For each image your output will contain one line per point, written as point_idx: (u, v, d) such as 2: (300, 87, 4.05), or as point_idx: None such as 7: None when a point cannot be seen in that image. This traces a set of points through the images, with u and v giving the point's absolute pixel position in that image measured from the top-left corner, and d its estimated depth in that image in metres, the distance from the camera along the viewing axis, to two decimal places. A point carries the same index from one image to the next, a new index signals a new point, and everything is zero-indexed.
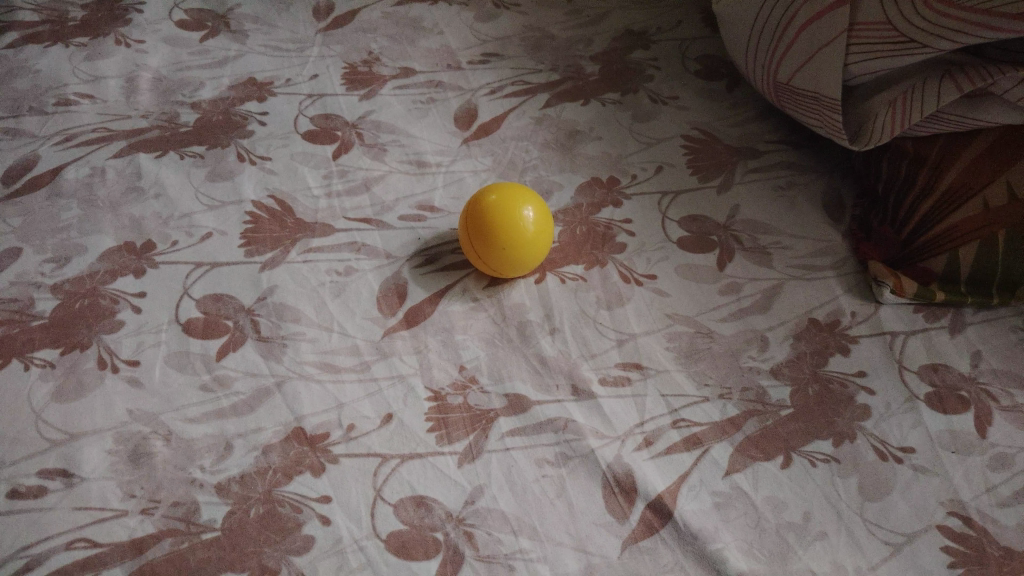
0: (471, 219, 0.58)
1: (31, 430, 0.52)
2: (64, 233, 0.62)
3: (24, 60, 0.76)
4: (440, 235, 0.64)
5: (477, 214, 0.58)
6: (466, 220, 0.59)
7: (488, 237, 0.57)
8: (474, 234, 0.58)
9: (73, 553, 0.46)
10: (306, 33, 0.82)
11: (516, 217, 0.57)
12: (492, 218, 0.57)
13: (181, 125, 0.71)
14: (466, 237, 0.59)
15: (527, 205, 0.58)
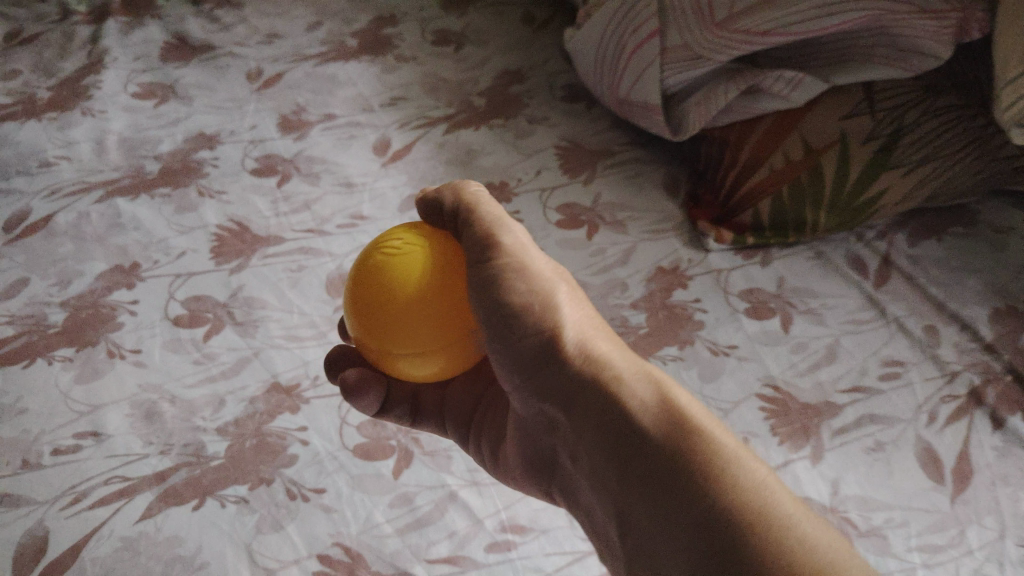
0: (400, 249, 0.49)
1: (62, 405, 0.65)
2: (64, 263, 0.77)
3: (5, 134, 0.90)
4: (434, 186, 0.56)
5: (424, 248, 0.50)
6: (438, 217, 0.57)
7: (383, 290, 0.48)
8: (397, 289, 0.47)
9: (110, 486, 0.60)
10: (242, 93, 0.98)
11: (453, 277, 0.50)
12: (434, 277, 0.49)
13: (148, 174, 0.86)
14: (376, 265, 0.49)
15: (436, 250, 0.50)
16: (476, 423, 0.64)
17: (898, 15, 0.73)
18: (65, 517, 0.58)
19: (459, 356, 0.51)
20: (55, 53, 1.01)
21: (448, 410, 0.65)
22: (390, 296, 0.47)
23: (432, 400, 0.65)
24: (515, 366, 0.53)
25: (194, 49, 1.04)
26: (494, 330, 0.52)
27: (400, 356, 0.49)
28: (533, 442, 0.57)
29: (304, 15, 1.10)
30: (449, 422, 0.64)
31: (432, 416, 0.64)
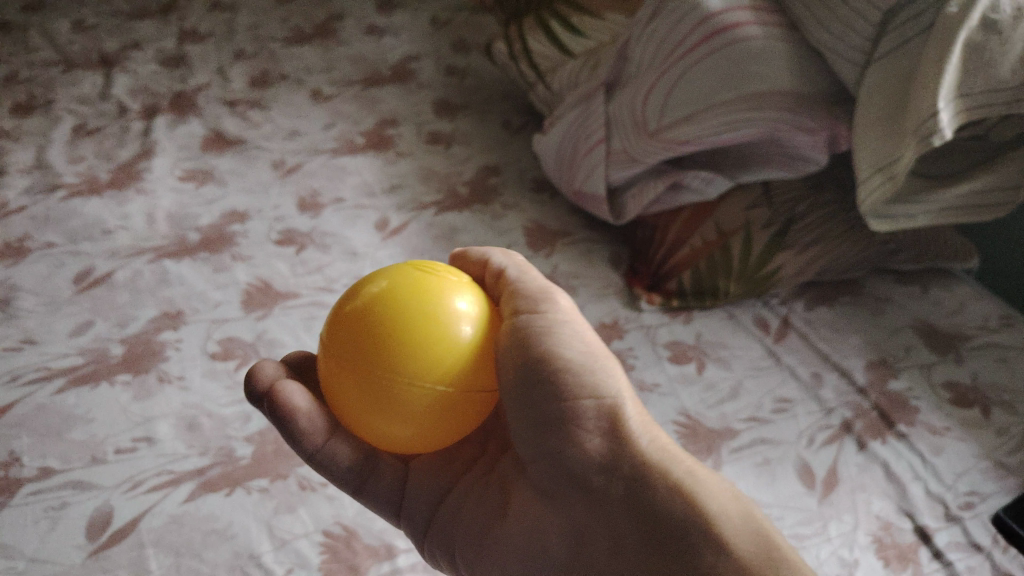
0: (418, 283, 0.57)
1: (122, 416, 0.82)
2: (122, 309, 0.95)
3: (73, 207, 1.10)
4: (481, 251, 0.70)
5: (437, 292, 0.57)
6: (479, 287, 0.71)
7: (373, 309, 0.55)
8: (387, 297, 0.55)
9: (161, 477, 0.77)
10: (268, 178, 1.19)
11: (449, 304, 0.56)
12: (427, 295, 0.56)
13: (190, 241, 1.06)
14: (374, 282, 0.57)
15: (448, 303, 0.57)
16: (440, 514, 0.68)
17: (784, 133, 0.93)
18: (126, 498, 0.75)
19: (426, 411, 0.55)
20: (114, 143, 1.23)
21: (405, 489, 0.69)
22: (379, 300, 0.55)
23: (386, 472, 0.69)
24: (556, 421, 0.61)
25: (228, 141, 1.26)
26: (532, 378, 0.60)
27: (373, 364, 0.54)
28: (546, 519, 0.62)
29: (320, 116, 1.32)
30: (405, 504, 0.69)
31: (388, 491, 0.69)
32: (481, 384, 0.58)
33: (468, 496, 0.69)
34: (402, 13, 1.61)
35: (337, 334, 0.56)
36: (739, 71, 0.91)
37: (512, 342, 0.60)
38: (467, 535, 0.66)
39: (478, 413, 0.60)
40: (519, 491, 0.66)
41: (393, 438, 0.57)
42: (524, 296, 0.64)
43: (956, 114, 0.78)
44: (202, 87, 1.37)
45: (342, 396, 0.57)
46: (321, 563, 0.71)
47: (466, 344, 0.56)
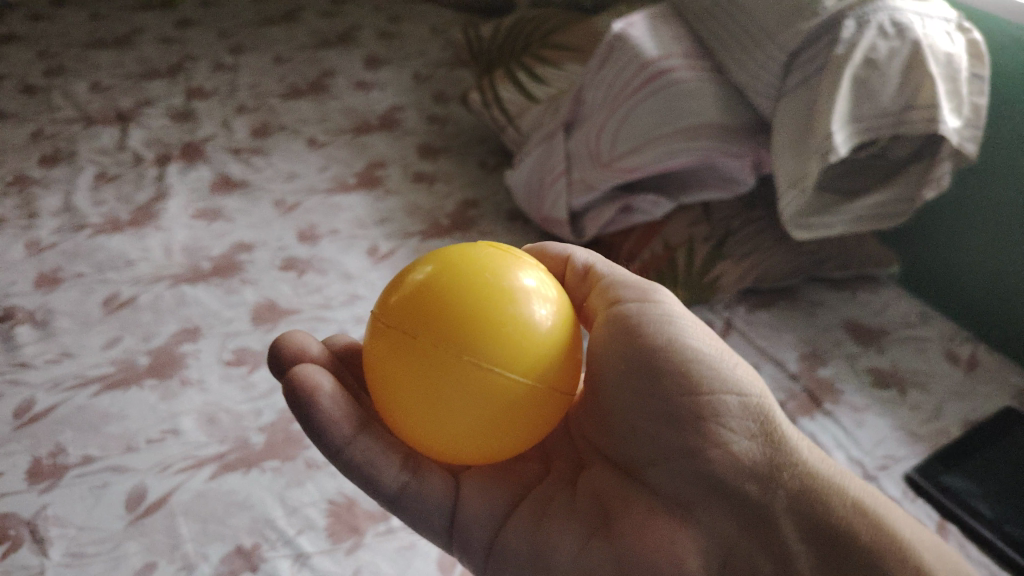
0: (489, 265, 0.60)
1: (152, 414, 0.95)
2: (147, 327, 1.09)
3: (99, 243, 1.24)
4: (560, 246, 0.77)
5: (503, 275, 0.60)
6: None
7: (438, 288, 0.58)
8: (454, 270, 0.59)
9: (187, 461, 0.90)
10: (271, 214, 1.34)
11: (516, 282, 0.60)
12: (489, 276, 0.59)
13: (204, 269, 1.20)
14: (437, 261, 0.61)
15: (516, 279, 0.60)
16: (524, 527, 0.68)
17: (716, 158, 1.08)
18: (159, 479, 0.87)
19: (485, 391, 0.56)
20: (132, 188, 1.38)
21: (456, 505, 0.68)
22: (449, 273, 0.59)
23: (434, 487, 0.67)
24: (694, 423, 0.64)
25: (234, 183, 1.41)
26: (640, 369, 0.65)
27: (442, 339, 0.56)
28: (681, 529, 0.65)
29: (316, 160, 1.48)
30: (458, 522, 0.68)
31: (430, 507, 0.67)
32: (552, 372, 0.60)
33: (560, 509, 0.69)
34: (388, 70, 1.78)
35: (400, 311, 0.58)
36: (675, 108, 1.07)
37: (611, 335, 0.67)
38: (565, 549, 0.65)
39: (546, 414, 0.61)
40: (634, 501, 0.67)
41: (456, 434, 0.58)
42: (632, 287, 0.70)
43: (850, 138, 0.95)
44: (209, 137, 1.53)
45: (403, 383, 0.58)
46: (326, 525, 0.83)
47: (535, 321, 0.58)
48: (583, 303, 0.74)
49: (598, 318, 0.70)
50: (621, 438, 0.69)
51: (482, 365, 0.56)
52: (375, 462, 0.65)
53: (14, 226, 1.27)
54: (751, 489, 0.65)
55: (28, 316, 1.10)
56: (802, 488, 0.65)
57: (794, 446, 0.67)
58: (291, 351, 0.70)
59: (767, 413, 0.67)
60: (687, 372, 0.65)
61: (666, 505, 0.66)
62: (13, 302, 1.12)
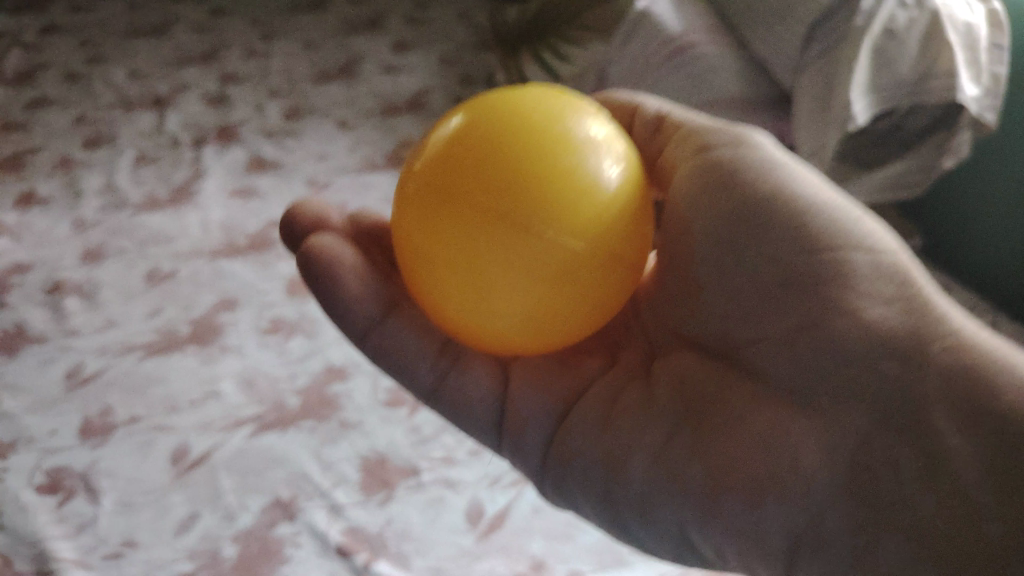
0: (535, 112, 0.54)
1: (194, 377, 1.00)
2: (187, 297, 1.14)
3: (141, 220, 1.29)
4: (626, 96, 0.71)
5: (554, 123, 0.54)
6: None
7: (481, 136, 0.53)
8: (493, 116, 0.54)
9: (228, 420, 0.94)
10: (303, 192, 1.38)
11: (569, 129, 0.54)
12: (535, 119, 0.54)
13: (240, 244, 1.25)
14: (471, 108, 0.56)
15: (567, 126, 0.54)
16: (589, 431, 0.62)
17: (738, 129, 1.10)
18: (202, 437, 0.92)
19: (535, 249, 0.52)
20: (171, 169, 1.43)
21: (505, 394, 0.66)
22: (489, 121, 0.54)
23: (478, 374, 0.66)
24: (810, 288, 0.54)
25: (268, 164, 1.45)
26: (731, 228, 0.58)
27: (482, 186, 0.51)
28: (789, 420, 0.54)
29: (346, 142, 1.52)
30: (508, 414, 0.65)
31: (475, 391, 0.66)
32: (619, 223, 0.54)
33: (633, 403, 0.62)
34: (416, 54, 1.82)
35: (433, 172, 0.53)
36: (699, 82, 1.10)
37: (694, 192, 0.61)
38: (645, 447, 0.59)
39: (612, 282, 0.55)
40: (729, 388, 0.58)
41: (510, 305, 0.53)
42: (723, 134, 0.62)
43: (868, 108, 0.96)
44: (243, 121, 1.58)
45: (441, 257, 0.53)
46: (359, 479, 0.88)
47: (597, 177, 0.53)
48: (659, 161, 0.66)
49: (680, 174, 0.63)
50: (709, 317, 0.61)
51: (537, 232, 0.51)
52: (406, 349, 0.64)
53: (61, 205, 1.33)
54: (891, 368, 0.50)
55: (76, 288, 1.16)
56: (964, 356, 0.48)
57: (954, 313, 0.51)
58: (304, 221, 0.66)
59: (906, 272, 0.53)
60: (789, 231, 0.55)
61: (769, 395, 0.56)
62: (61, 275, 1.18)
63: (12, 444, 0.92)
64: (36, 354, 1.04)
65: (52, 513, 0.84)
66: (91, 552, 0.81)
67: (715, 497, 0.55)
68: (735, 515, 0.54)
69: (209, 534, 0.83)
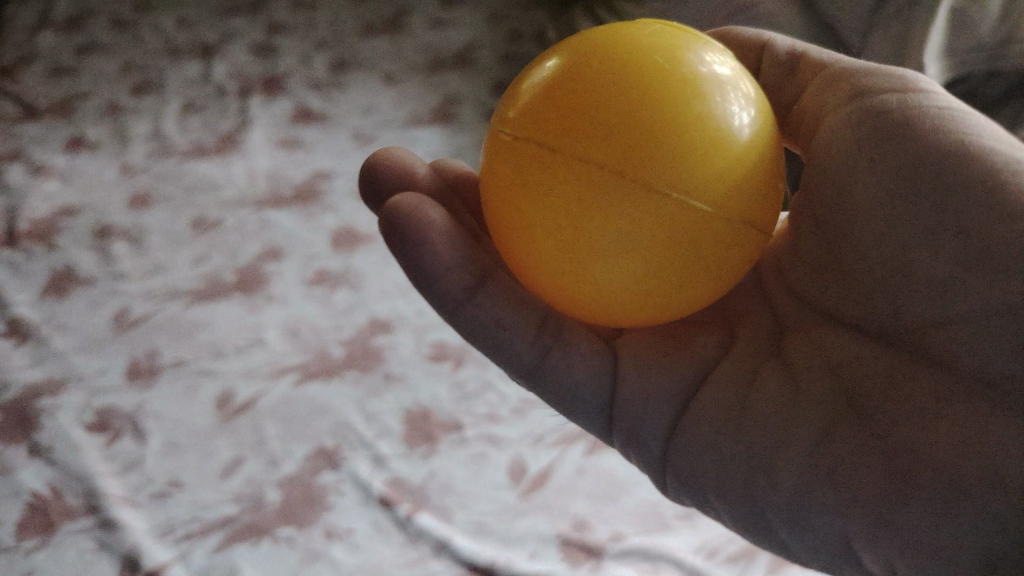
0: (658, 47, 0.49)
1: (239, 325, 1.00)
2: (233, 245, 1.13)
3: (188, 167, 1.29)
4: (753, 32, 0.67)
5: (677, 58, 0.49)
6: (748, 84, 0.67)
7: (591, 70, 0.48)
8: (607, 54, 0.49)
9: (272, 368, 0.94)
10: (348, 145, 1.37)
11: (697, 69, 0.49)
12: (666, 57, 0.49)
13: (285, 195, 1.24)
14: (564, 53, 0.51)
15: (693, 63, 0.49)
16: (723, 422, 0.56)
17: None
18: (247, 383, 0.93)
19: (661, 204, 0.47)
20: (217, 118, 1.42)
21: (615, 372, 0.61)
22: (610, 58, 0.49)
23: (586, 350, 0.60)
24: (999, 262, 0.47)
25: (313, 116, 1.44)
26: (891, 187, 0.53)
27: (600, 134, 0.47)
28: (986, 419, 0.47)
29: (392, 96, 1.50)
30: (620, 396, 0.60)
31: (579, 370, 0.60)
32: (755, 173, 0.51)
33: (766, 380, 0.57)
34: (463, 8, 1.78)
35: (545, 118, 0.48)
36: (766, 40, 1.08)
37: (841, 143, 0.56)
38: (795, 442, 0.53)
39: (736, 244, 0.51)
40: (899, 376, 0.51)
41: (636, 269, 0.49)
42: (878, 77, 0.57)
43: (941, 73, 0.92)
44: (289, 72, 1.56)
45: (555, 217, 0.48)
46: (402, 432, 0.87)
47: (734, 127, 0.49)
48: (795, 105, 0.63)
49: (829, 124, 0.58)
50: (870, 290, 0.54)
51: (666, 188, 0.47)
52: (503, 327, 0.57)
53: (109, 151, 1.33)
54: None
55: (124, 233, 1.16)
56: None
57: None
58: (388, 175, 0.62)
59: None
60: (975, 193, 0.49)
61: (955, 390, 0.49)
62: (109, 219, 1.18)
63: (62, 382, 0.93)
64: (86, 296, 1.05)
65: (101, 451, 0.85)
66: (138, 491, 0.82)
67: (879, 503, 0.49)
68: (914, 527, 0.48)
69: (254, 479, 0.83)
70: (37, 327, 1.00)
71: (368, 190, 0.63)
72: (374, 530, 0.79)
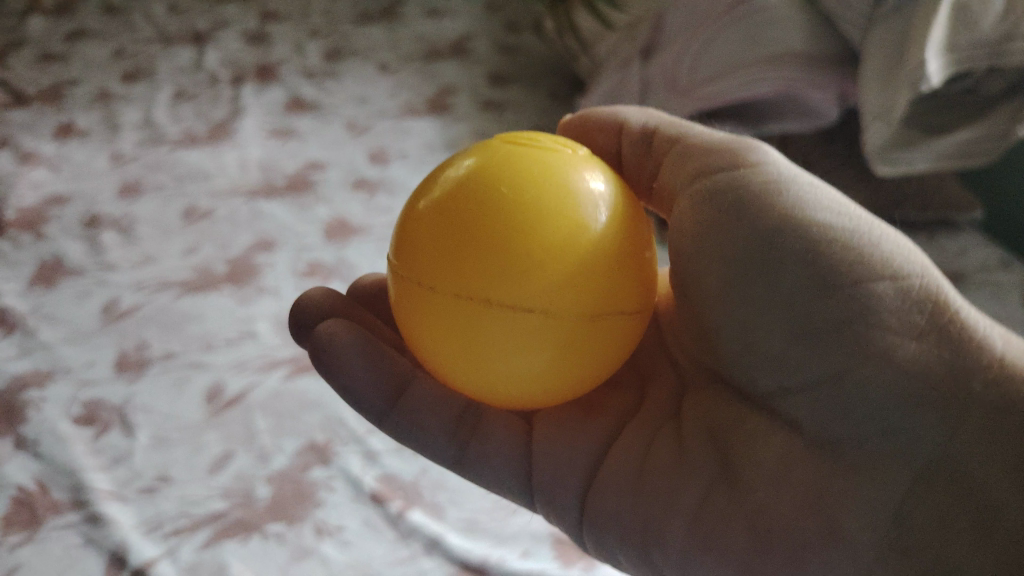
0: (507, 162, 0.55)
1: (229, 317, 0.99)
2: (224, 236, 1.12)
3: (179, 157, 1.27)
4: (610, 112, 0.70)
5: (527, 170, 0.54)
6: (612, 160, 0.70)
7: (461, 196, 0.54)
8: (472, 179, 0.55)
9: (263, 361, 0.93)
10: (341, 136, 1.35)
11: (550, 178, 0.54)
12: (519, 171, 0.54)
13: (278, 185, 1.23)
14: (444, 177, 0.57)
15: (545, 173, 0.55)
16: (622, 496, 0.63)
17: (801, 88, 1.03)
18: (237, 376, 0.91)
19: (536, 294, 0.52)
20: (209, 107, 1.40)
21: (528, 450, 0.66)
22: (463, 193, 0.54)
23: (501, 432, 0.67)
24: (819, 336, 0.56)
25: (307, 106, 1.42)
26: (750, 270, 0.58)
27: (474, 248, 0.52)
28: (830, 480, 0.56)
29: (387, 86, 1.48)
30: (534, 475, 0.66)
31: (499, 453, 0.66)
32: (623, 256, 0.56)
33: (663, 453, 0.64)
34: None
35: (421, 262, 0.54)
36: (761, 34, 1.05)
37: (697, 220, 0.60)
38: (684, 510, 0.60)
39: (621, 325, 0.57)
40: (764, 439, 0.59)
41: (534, 366, 0.54)
42: (716, 152, 0.60)
43: (947, 66, 0.90)
44: (283, 60, 1.54)
45: (454, 343, 0.54)
46: None
47: (597, 225, 0.54)
48: (654, 180, 0.67)
49: (682, 204, 0.62)
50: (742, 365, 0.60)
51: (539, 283, 0.52)
52: (428, 421, 0.65)
53: (98, 139, 1.31)
54: (910, 417, 0.54)
55: (113, 222, 1.14)
56: (992, 382, 0.53)
57: (977, 323, 0.55)
58: (309, 310, 0.67)
59: (936, 296, 0.55)
60: (814, 275, 0.55)
61: (804, 453, 0.57)
62: (98, 208, 1.17)
63: (49, 374, 0.92)
64: (74, 287, 1.03)
65: (88, 445, 0.84)
66: (126, 485, 0.81)
67: (751, 559, 0.56)
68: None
69: (243, 474, 0.82)
70: (24, 317, 0.99)
71: (296, 329, 0.68)
72: (366, 527, 0.78)
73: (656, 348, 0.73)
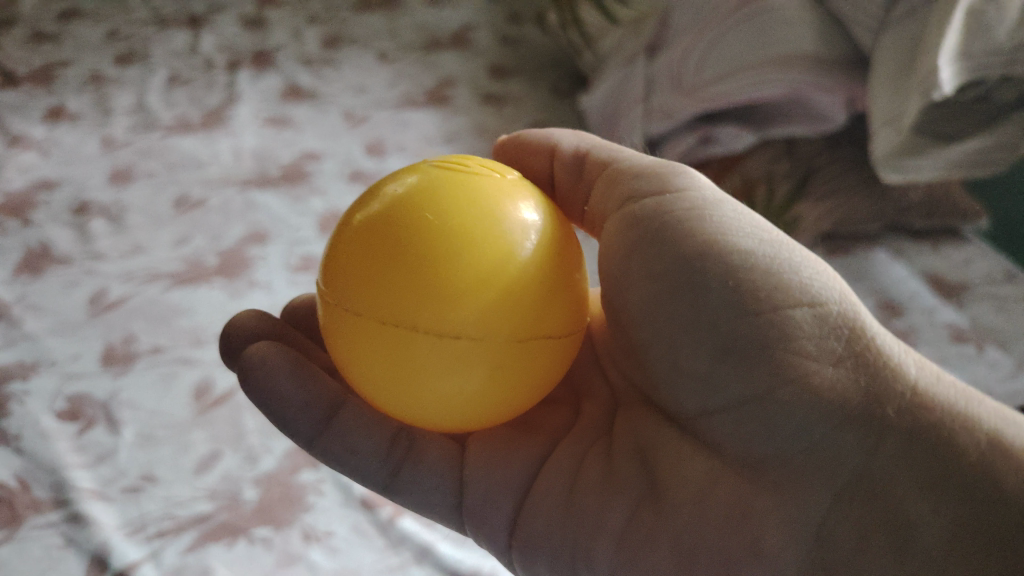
0: (430, 183, 0.53)
1: (219, 311, 0.97)
2: (216, 227, 1.09)
3: (171, 144, 1.25)
4: (542, 134, 0.69)
5: (447, 192, 0.52)
6: (546, 184, 0.69)
7: (384, 221, 0.52)
8: (395, 203, 0.52)
9: None
10: (338, 126, 1.32)
11: (472, 197, 0.53)
12: (442, 193, 0.52)
13: (272, 175, 1.20)
14: (367, 201, 0.55)
15: (466, 193, 0.53)
16: (552, 517, 0.60)
17: (811, 92, 1.01)
18: (226, 373, 0.89)
19: (448, 316, 0.50)
20: (204, 93, 1.37)
21: (462, 472, 0.64)
22: (386, 218, 0.52)
23: (435, 454, 0.64)
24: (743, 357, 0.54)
25: (304, 94, 1.39)
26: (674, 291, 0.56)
27: (392, 270, 0.50)
28: (755, 498, 0.55)
29: (386, 76, 1.45)
30: (467, 497, 0.63)
31: (430, 477, 0.63)
32: (551, 284, 0.54)
33: (590, 477, 0.61)
34: None
35: (342, 283, 0.52)
36: (769, 34, 1.02)
37: (621, 241, 0.59)
38: (610, 533, 0.58)
39: (544, 350, 0.54)
40: (686, 460, 0.58)
41: (456, 390, 0.52)
42: (644, 177, 0.60)
43: (959, 74, 0.88)
44: (280, 47, 1.51)
45: (373, 366, 0.52)
46: None
47: (524, 248, 0.52)
48: (586, 205, 0.66)
49: (610, 229, 0.61)
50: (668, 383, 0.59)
51: (454, 303, 0.50)
52: (360, 449, 0.63)
53: (89, 123, 1.28)
54: (831, 435, 0.53)
55: (102, 210, 1.12)
56: (905, 407, 0.53)
57: (893, 352, 0.56)
58: (243, 336, 0.67)
59: (853, 323, 0.55)
60: (739, 296, 0.54)
61: (726, 471, 0.56)
62: (88, 195, 1.14)
63: (33, 366, 0.90)
64: (61, 276, 1.01)
65: (71, 441, 0.82)
66: (109, 485, 0.79)
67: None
68: None
69: (230, 475, 0.80)
70: (9, 307, 0.96)
71: (226, 349, 0.67)
72: (354, 533, 0.76)
73: (591, 366, 0.71)
